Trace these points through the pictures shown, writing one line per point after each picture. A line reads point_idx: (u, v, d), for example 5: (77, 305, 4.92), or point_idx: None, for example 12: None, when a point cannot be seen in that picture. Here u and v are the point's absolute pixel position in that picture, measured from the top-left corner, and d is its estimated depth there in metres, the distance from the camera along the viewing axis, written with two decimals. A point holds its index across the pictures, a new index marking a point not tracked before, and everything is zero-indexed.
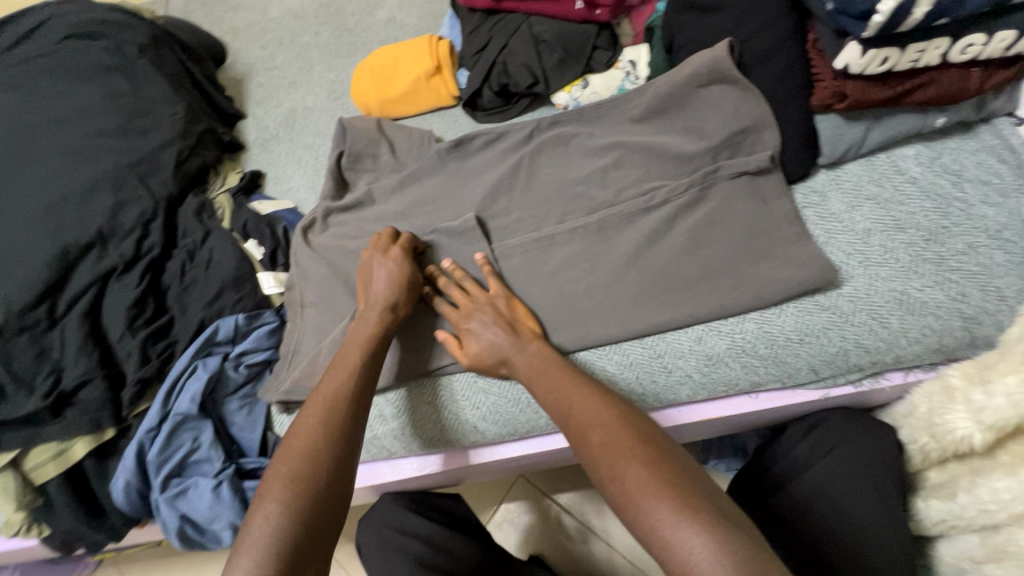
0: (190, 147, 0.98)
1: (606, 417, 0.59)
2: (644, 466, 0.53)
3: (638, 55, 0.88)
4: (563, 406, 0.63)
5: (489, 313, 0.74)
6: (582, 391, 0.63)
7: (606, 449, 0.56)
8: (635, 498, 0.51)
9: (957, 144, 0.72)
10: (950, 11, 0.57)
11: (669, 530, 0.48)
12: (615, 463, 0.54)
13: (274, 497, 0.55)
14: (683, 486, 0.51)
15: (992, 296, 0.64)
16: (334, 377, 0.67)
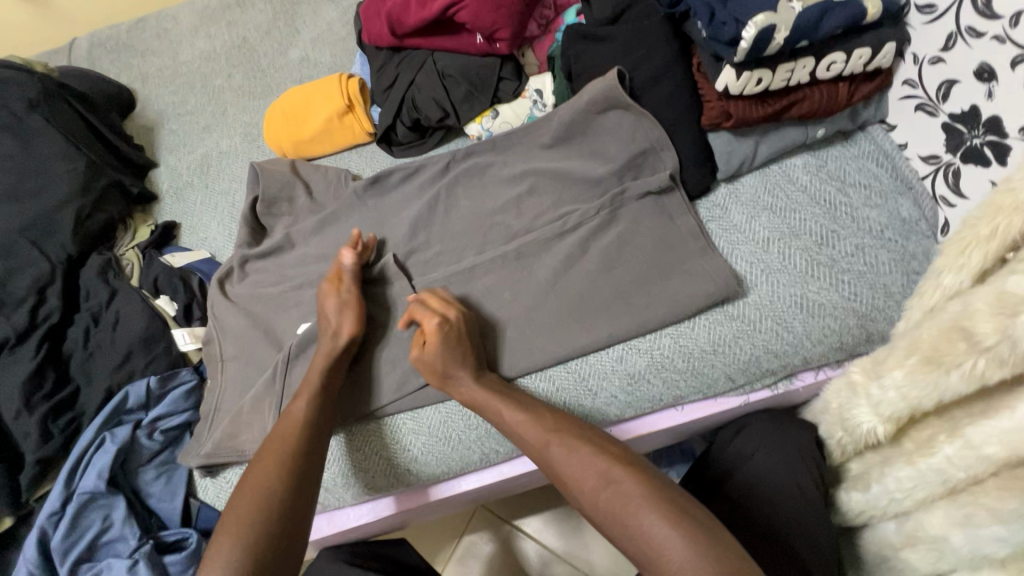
0: (92, 204, 0.94)
1: (586, 438, 0.58)
2: (633, 479, 0.53)
3: (543, 83, 0.89)
4: (538, 431, 0.61)
5: (450, 333, 0.70)
6: (559, 417, 0.62)
7: (590, 468, 0.55)
8: (625, 515, 0.51)
9: (839, 151, 0.76)
10: (808, 34, 0.61)
11: (660, 542, 0.48)
12: (600, 482, 0.54)
13: (219, 552, 0.53)
14: (671, 496, 0.51)
15: (880, 293, 0.68)
16: (289, 420, 0.65)
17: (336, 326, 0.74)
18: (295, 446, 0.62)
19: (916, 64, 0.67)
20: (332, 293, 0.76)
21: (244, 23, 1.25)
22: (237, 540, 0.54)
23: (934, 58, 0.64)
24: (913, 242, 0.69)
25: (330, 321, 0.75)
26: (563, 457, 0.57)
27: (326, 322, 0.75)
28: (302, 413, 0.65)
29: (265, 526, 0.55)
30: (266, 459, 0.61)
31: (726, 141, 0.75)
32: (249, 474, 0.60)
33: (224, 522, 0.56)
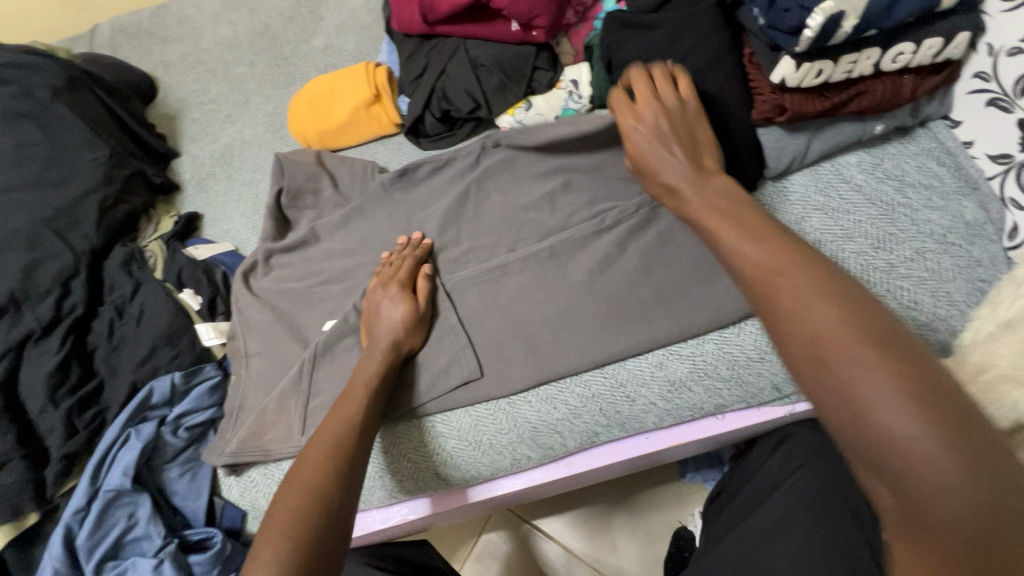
0: (115, 194, 0.92)
1: (822, 288, 0.41)
2: (883, 363, 0.36)
3: (580, 73, 0.84)
4: (752, 260, 0.46)
5: (670, 123, 0.62)
6: (783, 248, 0.45)
7: (818, 332, 0.39)
8: (862, 404, 0.36)
9: (896, 149, 0.72)
10: (877, 22, 0.57)
11: (907, 449, 0.34)
12: (828, 349, 0.38)
13: (273, 548, 0.49)
14: (940, 396, 0.35)
15: (942, 301, 0.64)
16: (337, 419, 0.62)
17: (393, 335, 0.71)
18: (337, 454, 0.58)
19: (991, 56, 0.62)
20: (391, 297, 0.73)
21: (267, 9, 1.22)
22: (292, 545, 0.49)
23: (1013, 49, 0.60)
24: (978, 248, 0.65)
25: (387, 327, 0.72)
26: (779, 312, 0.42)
27: (379, 328, 0.72)
28: (349, 420, 0.62)
29: (316, 531, 0.51)
30: (309, 464, 0.57)
31: (778, 136, 0.70)
32: (291, 479, 0.56)
33: (269, 528, 0.51)
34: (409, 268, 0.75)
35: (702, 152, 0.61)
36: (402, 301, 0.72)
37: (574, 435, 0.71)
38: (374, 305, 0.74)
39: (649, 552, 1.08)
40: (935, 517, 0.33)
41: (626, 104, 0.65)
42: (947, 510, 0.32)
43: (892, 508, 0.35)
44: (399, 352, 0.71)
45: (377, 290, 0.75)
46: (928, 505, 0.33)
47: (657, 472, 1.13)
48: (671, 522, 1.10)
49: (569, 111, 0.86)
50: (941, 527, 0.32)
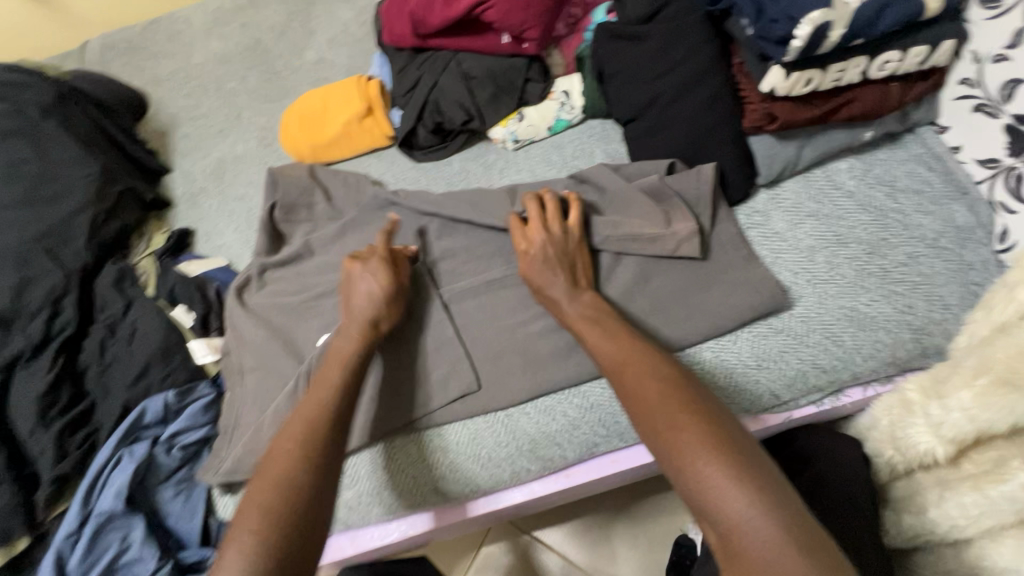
0: (106, 211, 0.91)
1: (661, 377, 0.52)
2: (703, 435, 0.46)
3: (571, 85, 0.85)
4: (614, 352, 0.57)
5: (554, 248, 0.66)
6: (628, 342, 0.58)
7: (662, 418, 0.49)
8: (698, 476, 0.44)
9: (886, 154, 0.73)
10: (865, 32, 0.58)
11: (724, 504, 0.42)
12: (632, 381, 0.53)
13: (241, 540, 0.49)
14: (744, 455, 0.44)
15: (936, 305, 0.64)
16: (309, 403, 0.60)
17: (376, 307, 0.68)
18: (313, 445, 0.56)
19: (975, 63, 0.63)
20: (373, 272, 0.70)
21: (258, 24, 1.22)
22: (262, 537, 0.49)
23: (998, 56, 0.61)
24: (969, 252, 0.65)
25: (369, 303, 0.69)
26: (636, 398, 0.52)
27: (362, 303, 0.69)
28: (324, 404, 0.60)
29: (289, 520, 0.51)
30: (280, 454, 0.56)
31: (769, 145, 0.71)
32: (263, 466, 0.55)
33: (241, 517, 0.51)
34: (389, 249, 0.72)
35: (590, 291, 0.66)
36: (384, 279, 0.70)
37: (574, 446, 0.71)
38: (353, 280, 0.70)
39: (651, 561, 1.08)
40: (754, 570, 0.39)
41: (518, 228, 0.68)
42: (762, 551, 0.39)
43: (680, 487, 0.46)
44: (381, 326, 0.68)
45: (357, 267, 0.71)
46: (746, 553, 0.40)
47: (657, 480, 1.13)
48: (672, 530, 1.09)
49: (562, 122, 0.87)
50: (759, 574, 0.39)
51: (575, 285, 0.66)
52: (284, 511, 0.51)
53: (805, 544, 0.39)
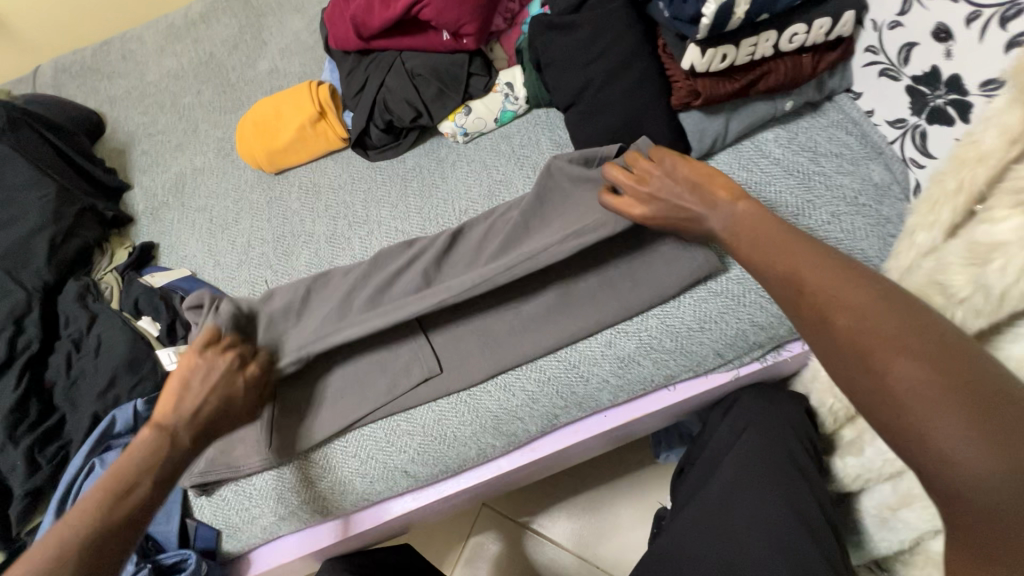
0: (66, 230, 0.92)
1: (871, 310, 0.43)
2: (923, 365, 0.39)
3: (513, 76, 0.89)
4: (799, 271, 0.50)
5: (671, 180, 0.65)
6: (823, 270, 0.48)
7: (867, 352, 0.42)
8: (911, 409, 0.38)
9: (809, 123, 0.77)
10: (767, 7, 0.62)
11: (945, 448, 0.36)
12: (819, 307, 0.46)
13: None
14: (981, 387, 0.37)
15: (859, 258, 0.68)
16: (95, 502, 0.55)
17: (201, 402, 0.63)
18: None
19: (875, 31, 0.68)
20: (208, 378, 0.64)
21: (210, 39, 1.24)
22: None
23: (892, 23, 0.65)
24: (886, 207, 0.70)
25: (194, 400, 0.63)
26: (834, 326, 0.44)
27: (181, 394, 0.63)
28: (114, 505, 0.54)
29: None
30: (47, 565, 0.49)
31: (698, 119, 0.75)
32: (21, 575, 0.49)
33: None
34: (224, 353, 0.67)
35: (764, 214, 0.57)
36: (219, 375, 0.65)
37: (535, 419, 0.73)
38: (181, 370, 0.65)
39: (633, 537, 1.10)
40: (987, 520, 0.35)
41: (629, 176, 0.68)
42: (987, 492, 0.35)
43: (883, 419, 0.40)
44: (199, 423, 0.62)
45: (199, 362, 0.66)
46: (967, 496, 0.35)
47: (633, 456, 1.16)
48: (652, 504, 1.12)
49: (507, 113, 0.90)
50: (982, 519, 0.35)
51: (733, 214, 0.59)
52: None
53: None
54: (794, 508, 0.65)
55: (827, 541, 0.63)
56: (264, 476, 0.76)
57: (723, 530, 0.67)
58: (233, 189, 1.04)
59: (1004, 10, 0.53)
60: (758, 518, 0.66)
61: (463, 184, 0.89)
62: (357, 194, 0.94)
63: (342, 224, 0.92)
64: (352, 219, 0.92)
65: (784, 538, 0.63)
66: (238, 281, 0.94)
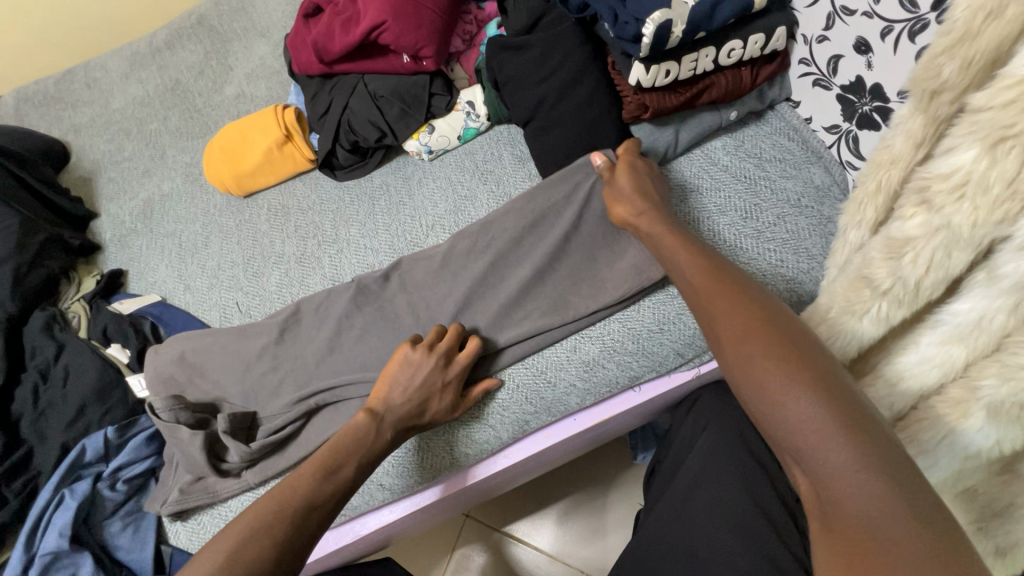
0: (31, 260, 0.92)
1: (752, 317, 0.48)
2: (790, 369, 0.43)
3: (474, 95, 0.92)
4: (702, 282, 0.54)
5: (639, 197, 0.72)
6: (719, 279, 0.54)
7: (748, 361, 0.45)
8: (782, 407, 0.42)
9: (754, 131, 0.82)
10: (704, 26, 0.66)
11: (817, 451, 0.39)
12: (714, 307, 0.51)
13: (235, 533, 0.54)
14: (840, 391, 0.41)
15: (804, 257, 0.72)
16: (347, 437, 0.65)
17: (409, 403, 0.68)
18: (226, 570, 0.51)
19: (806, 44, 0.73)
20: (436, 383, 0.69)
21: (176, 65, 1.25)
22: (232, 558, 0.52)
23: (820, 37, 0.70)
24: (827, 208, 0.74)
25: (398, 400, 0.68)
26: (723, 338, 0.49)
27: (451, 392, 0.70)
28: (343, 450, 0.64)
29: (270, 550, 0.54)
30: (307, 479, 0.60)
31: (648, 131, 0.79)
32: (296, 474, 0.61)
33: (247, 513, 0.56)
34: (472, 349, 0.71)
35: (679, 244, 0.62)
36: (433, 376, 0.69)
37: (506, 426, 0.75)
38: (392, 367, 0.71)
39: (614, 540, 1.11)
40: (844, 509, 0.38)
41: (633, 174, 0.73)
42: (845, 487, 0.38)
43: (761, 418, 0.44)
44: (404, 423, 0.68)
45: (428, 364, 0.69)
46: (830, 492, 0.39)
47: (612, 459, 1.18)
48: (633, 506, 1.14)
49: (470, 130, 0.93)
50: (842, 508, 0.38)
51: (664, 249, 0.63)
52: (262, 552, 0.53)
53: (908, 501, 0.36)
54: (755, 499, 0.68)
55: (788, 529, 0.66)
56: (240, 497, 0.75)
57: (690, 527, 0.69)
58: (202, 213, 1.04)
59: (911, 25, 0.58)
60: (724, 513, 0.68)
61: (430, 200, 0.92)
62: (326, 213, 0.96)
63: (312, 244, 0.94)
64: (321, 238, 0.94)
65: (747, 528, 0.66)
66: (209, 304, 0.94)
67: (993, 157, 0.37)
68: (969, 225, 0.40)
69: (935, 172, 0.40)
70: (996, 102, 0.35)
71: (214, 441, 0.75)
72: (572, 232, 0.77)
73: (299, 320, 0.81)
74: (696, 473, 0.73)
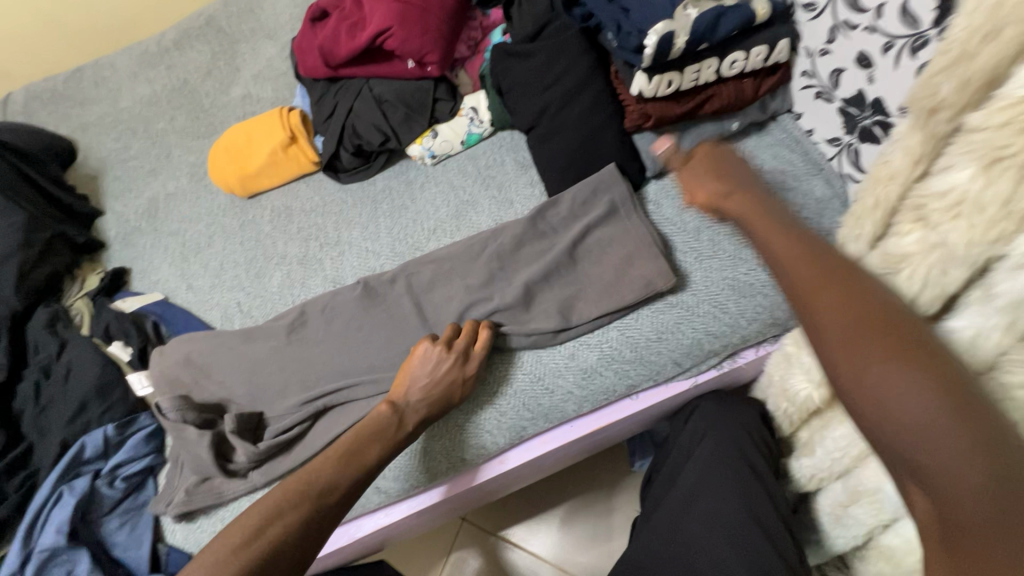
0: (36, 257, 0.93)
1: (869, 315, 0.40)
2: (916, 378, 0.36)
3: (478, 100, 0.92)
4: (800, 267, 0.45)
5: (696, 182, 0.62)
6: (827, 265, 0.45)
7: (864, 366, 0.39)
8: (905, 420, 0.36)
9: (755, 142, 0.82)
10: (706, 37, 0.67)
11: (953, 473, 0.33)
12: (816, 298, 0.43)
13: (262, 509, 0.55)
14: (983, 411, 0.35)
15: None
16: (369, 423, 0.66)
17: (428, 396, 0.69)
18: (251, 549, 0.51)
19: (809, 57, 0.73)
20: (453, 378, 0.70)
21: (184, 65, 1.26)
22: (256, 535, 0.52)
23: (822, 50, 0.70)
24: (827, 219, 0.74)
25: (420, 393, 0.69)
26: (831, 345, 0.41)
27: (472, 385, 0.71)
28: (366, 436, 0.65)
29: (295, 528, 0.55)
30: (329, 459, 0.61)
31: (650, 140, 0.79)
32: (322, 456, 0.61)
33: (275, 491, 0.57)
34: (486, 341, 0.72)
35: (765, 221, 0.51)
36: (450, 373, 0.70)
37: (504, 432, 0.75)
38: (412, 362, 0.71)
39: (612, 547, 1.11)
40: (975, 540, 0.32)
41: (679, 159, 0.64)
42: (983, 518, 0.32)
43: (876, 427, 0.38)
44: (423, 417, 0.68)
45: (446, 359, 0.70)
46: (961, 520, 0.33)
47: (608, 466, 1.18)
48: (629, 513, 1.13)
49: (473, 136, 0.94)
50: (972, 536, 0.32)
51: (744, 224, 0.53)
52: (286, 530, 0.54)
53: None
54: (750, 510, 0.68)
55: (783, 542, 0.66)
56: (246, 498, 0.75)
57: (685, 537, 0.69)
58: (206, 213, 1.05)
59: (912, 41, 0.58)
60: (720, 524, 0.68)
61: (432, 204, 0.92)
62: (328, 216, 0.96)
63: (314, 246, 0.94)
64: (323, 240, 0.94)
65: (743, 539, 0.66)
66: (211, 304, 0.95)
67: (988, 177, 0.37)
68: (964, 244, 0.40)
69: (931, 190, 0.41)
70: (992, 123, 0.36)
71: (222, 441, 0.76)
72: (572, 240, 0.77)
73: (301, 321, 0.82)
74: (692, 483, 0.73)
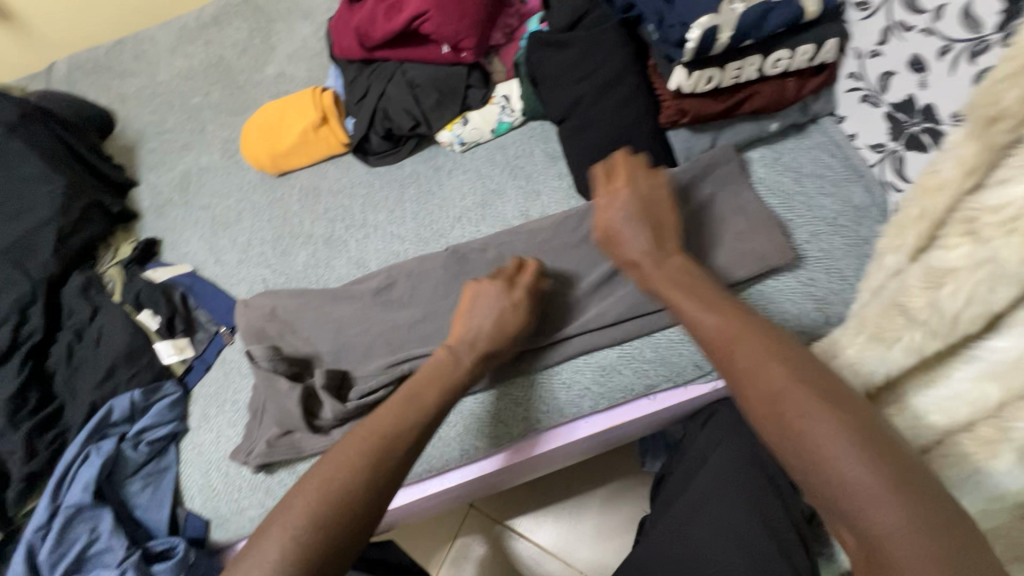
0: (73, 223, 0.96)
1: (785, 369, 0.45)
2: (834, 421, 0.41)
3: (510, 89, 0.92)
4: (719, 327, 0.50)
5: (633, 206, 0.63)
6: (745, 321, 0.49)
7: (793, 415, 0.43)
8: (833, 465, 0.40)
9: (794, 144, 0.79)
10: (752, 33, 0.65)
11: (874, 512, 0.38)
12: (738, 358, 0.47)
13: (329, 460, 0.52)
14: (887, 444, 0.40)
15: (835, 277, 0.70)
16: (427, 370, 0.63)
17: (484, 329, 0.67)
18: (327, 495, 0.50)
19: (857, 58, 0.70)
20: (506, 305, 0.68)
21: (220, 42, 1.27)
22: (327, 483, 0.51)
23: (872, 52, 0.68)
24: (864, 228, 0.72)
25: (480, 326, 0.67)
26: (756, 400, 0.45)
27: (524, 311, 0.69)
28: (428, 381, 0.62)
29: (368, 472, 0.52)
30: (393, 403, 0.58)
31: (685, 137, 0.78)
32: (380, 407, 0.58)
33: (343, 442, 0.54)
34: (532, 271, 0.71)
35: (684, 285, 0.56)
36: (502, 300, 0.68)
37: (518, 424, 0.75)
38: (466, 304, 0.69)
39: (617, 545, 1.11)
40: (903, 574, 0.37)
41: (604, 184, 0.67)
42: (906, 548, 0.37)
43: (807, 473, 0.42)
44: (481, 350, 0.66)
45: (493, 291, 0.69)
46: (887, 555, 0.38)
47: (618, 463, 1.17)
48: (636, 512, 1.13)
49: (504, 124, 0.93)
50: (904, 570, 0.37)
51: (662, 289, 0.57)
52: (363, 469, 0.52)
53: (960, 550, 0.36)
54: (763, 519, 0.67)
55: (797, 554, 0.65)
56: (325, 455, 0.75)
57: (695, 543, 0.68)
58: (236, 188, 1.07)
59: (974, 45, 0.56)
60: (732, 532, 0.67)
61: (459, 191, 0.92)
62: (355, 198, 0.97)
63: (340, 227, 0.95)
64: (349, 223, 0.95)
65: (754, 549, 0.65)
66: (238, 278, 0.96)
67: None
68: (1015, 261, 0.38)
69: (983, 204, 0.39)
70: None
71: (311, 395, 0.76)
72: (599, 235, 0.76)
73: (324, 300, 0.83)
74: (706, 489, 0.72)
